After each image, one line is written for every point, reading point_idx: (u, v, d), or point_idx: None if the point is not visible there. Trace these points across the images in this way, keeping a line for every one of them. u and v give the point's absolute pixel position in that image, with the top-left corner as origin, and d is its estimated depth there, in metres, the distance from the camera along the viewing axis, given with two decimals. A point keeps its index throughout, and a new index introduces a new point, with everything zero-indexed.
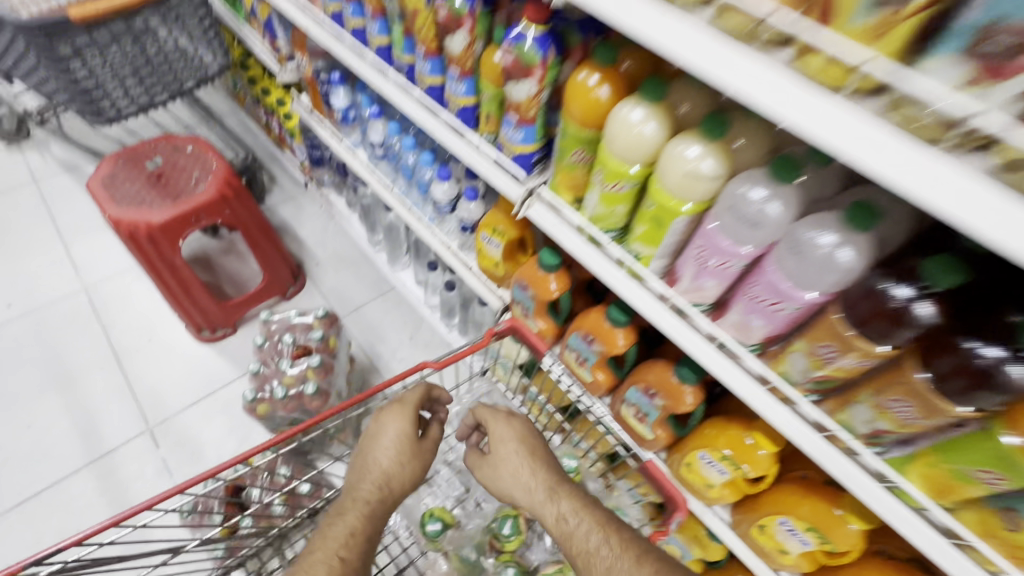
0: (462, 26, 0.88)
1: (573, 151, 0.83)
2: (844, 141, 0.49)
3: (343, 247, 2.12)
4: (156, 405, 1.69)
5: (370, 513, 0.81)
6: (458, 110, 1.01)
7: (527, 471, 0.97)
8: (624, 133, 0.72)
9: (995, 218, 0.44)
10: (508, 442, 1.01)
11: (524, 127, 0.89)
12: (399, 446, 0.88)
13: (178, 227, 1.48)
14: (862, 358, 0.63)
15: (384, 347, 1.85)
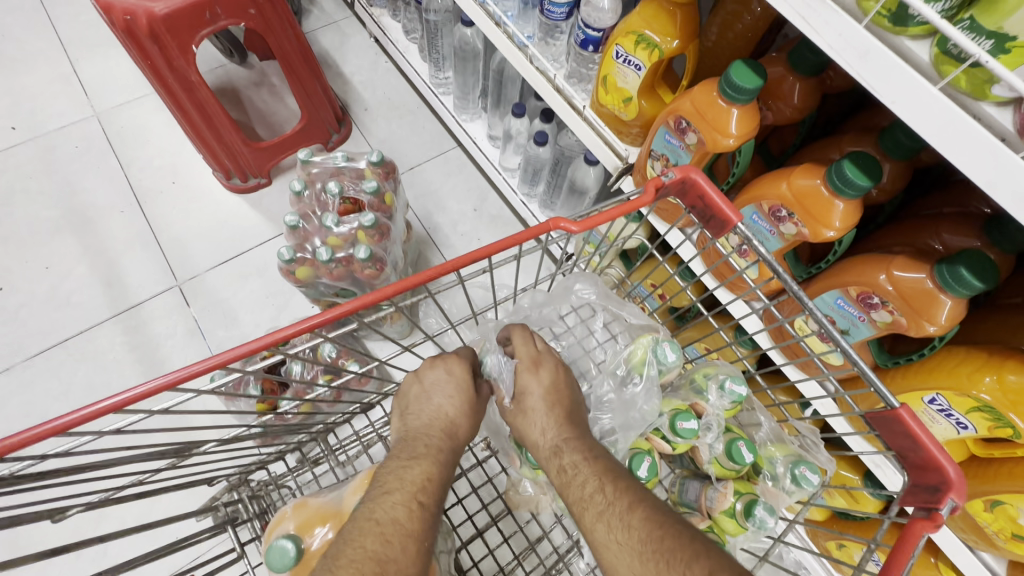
0: None
1: None
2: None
3: (396, 91, 1.71)
4: (184, 260, 1.46)
5: (446, 460, 0.58)
6: None
7: (541, 418, 0.63)
8: None
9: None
10: (528, 383, 0.65)
11: None
12: (460, 395, 0.64)
13: (188, 23, 1.12)
14: None
15: (444, 217, 1.53)
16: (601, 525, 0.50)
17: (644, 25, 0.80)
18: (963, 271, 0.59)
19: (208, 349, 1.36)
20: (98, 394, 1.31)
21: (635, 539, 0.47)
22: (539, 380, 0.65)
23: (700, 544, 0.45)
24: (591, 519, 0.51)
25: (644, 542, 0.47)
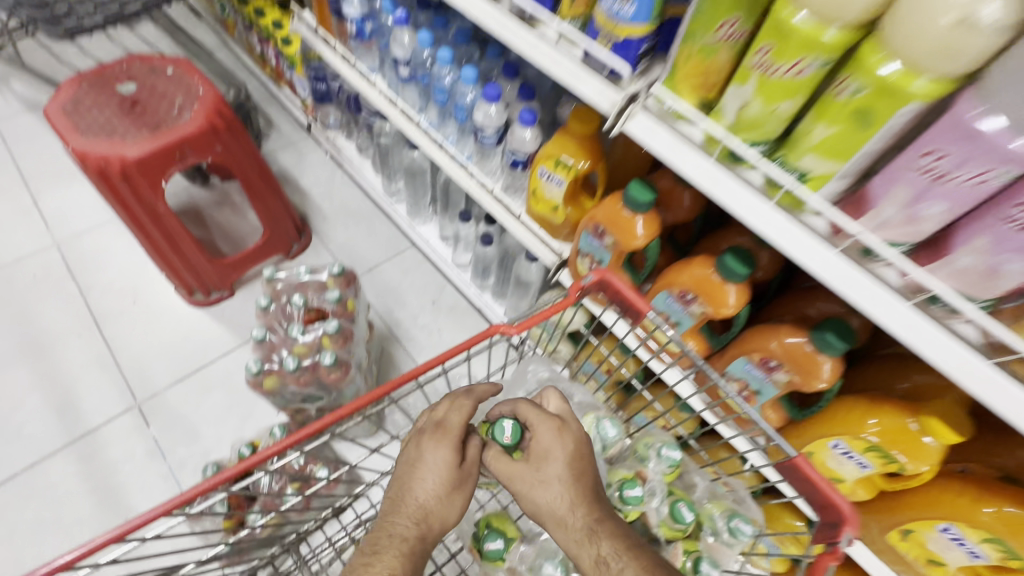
0: None
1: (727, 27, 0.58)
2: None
3: (352, 200, 1.85)
4: (143, 379, 1.46)
5: (411, 553, 0.62)
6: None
7: (570, 492, 0.65)
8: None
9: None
10: (552, 449, 0.67)
11: (641, 8, 0.63)
12: (444, 475, 0.66)
13: (158, 163, 1.22)
14: None
15: (404, 312, 1.62)
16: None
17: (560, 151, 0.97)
18: (829, 335, 0.72)
19: (169, 468, 1.34)
20: (46, 531, 1.25)
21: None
22: (562, 447, 0.67)
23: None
24: None
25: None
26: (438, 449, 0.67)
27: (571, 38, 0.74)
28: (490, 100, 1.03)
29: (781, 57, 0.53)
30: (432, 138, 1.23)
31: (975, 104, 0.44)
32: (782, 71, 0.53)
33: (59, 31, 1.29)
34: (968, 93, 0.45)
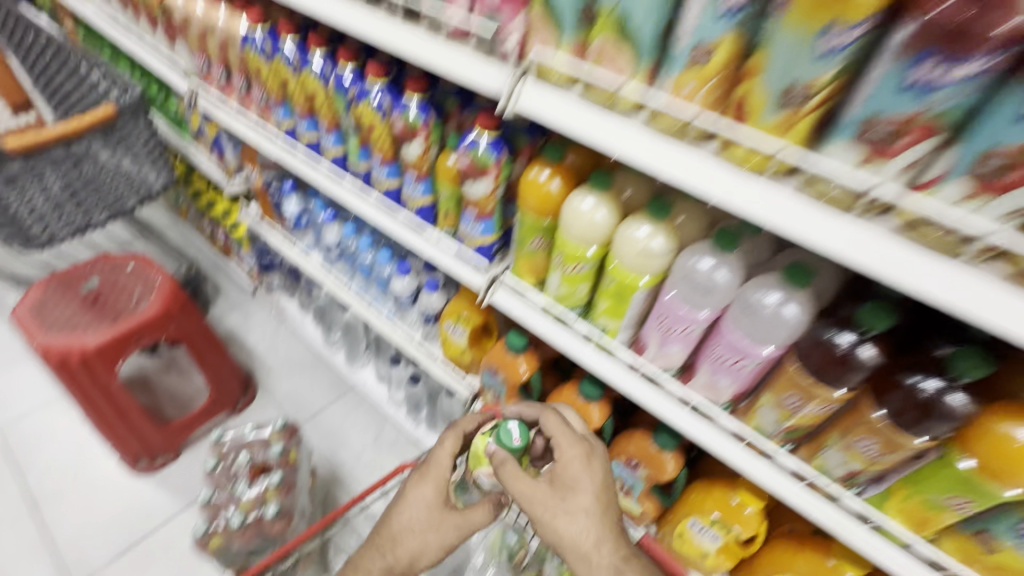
0: (424, 133, 0.93)
1: (538, 239, 0.88)
2: (772, 212, 0.52)
3: (297, 351, 2.01)
4: (80, 561, 1.46)
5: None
6: (411, 212, 1.07)
7: (595, 528, 0.74)
8: (588, 223, 0.77)
9: (926, 274, 0.46)
10: (579, 481, 0.76)
11: (485, 225, 0.93)
12: (426, 511, 0.84)
13: (115, 349, 1.39)
14: (830, 406, 0.67)
15: (348, 453, 1.74)
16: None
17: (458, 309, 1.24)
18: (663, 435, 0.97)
19: None
20: None
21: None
22: (592, 478, 0.77)
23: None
24: None
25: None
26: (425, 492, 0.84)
27: (446, 235, 1.04)
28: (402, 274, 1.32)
29: (568, 261, 0.83)
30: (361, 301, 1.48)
31: (668, 292, 0.75)
32: (570, 269, 0.83)
33: (32, 245, 1.51)
34: (664, 285, 0.75)
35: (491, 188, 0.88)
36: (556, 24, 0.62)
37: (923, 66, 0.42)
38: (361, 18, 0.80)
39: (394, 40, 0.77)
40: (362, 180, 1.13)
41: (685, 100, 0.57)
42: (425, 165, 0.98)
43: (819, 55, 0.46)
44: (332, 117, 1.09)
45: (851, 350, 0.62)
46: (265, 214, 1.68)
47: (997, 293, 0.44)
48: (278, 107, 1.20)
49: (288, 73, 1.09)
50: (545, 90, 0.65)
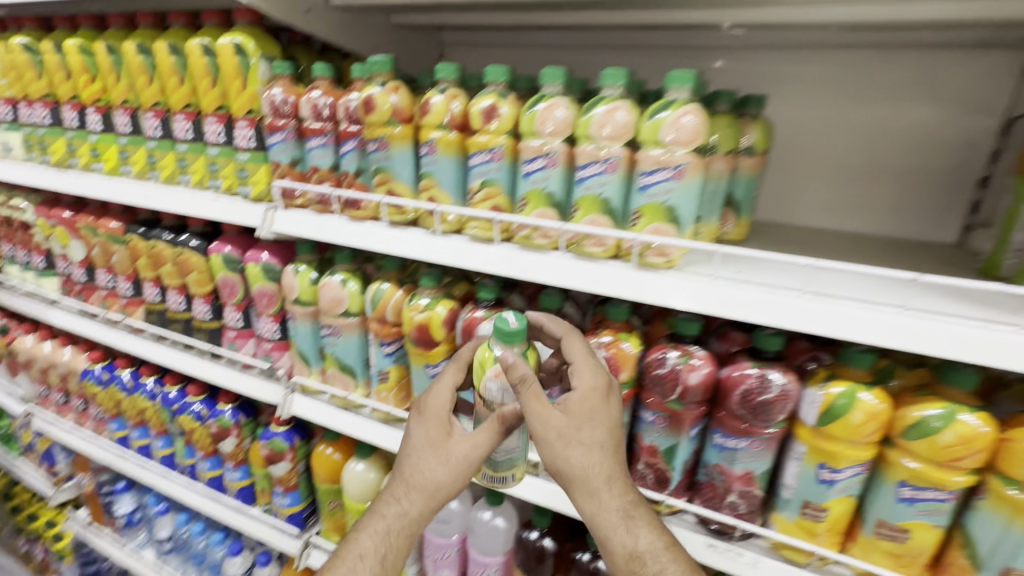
0: (280, 293, 1.11)
1: (391, 345, 0.99)
2: (552, 272, 0.76)
3: None
4: None
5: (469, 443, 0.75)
6: (291, 351, 1.14)
7: (652, 424, 0.72)
8: (422, 322, 0.91)
9: (658, 288, 0.70)
10: (639, 385, 0.71)
11: (342, 344, 1.04)
12: (553, 321, 0.77)
13: None
14: (657, 414, 0.79)
15: None
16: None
17: (322, 445, 1.23)
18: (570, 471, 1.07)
19: None
20: None
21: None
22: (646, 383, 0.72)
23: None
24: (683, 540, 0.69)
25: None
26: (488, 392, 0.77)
27: (317, 378, 1.13)
28: (264, 440, 1.26)
29: (428, 365, 0.94)
30: (229, 487, 1.38)
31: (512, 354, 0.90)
32: (435, 375, 0.95)
33: None
34: None
35: (349, 317, 1.02)
36: (393, 178, 0.86)
37: (588, 167, 0.72)
38: (224, 206, 1.02)
39: (250, 219, 1.00)
40: (228, 344, 1.22)
41: (467, 215, 0.82)
42: (295, 312, 1.08)
43: (527, 173, 0.77)
44: (206, 290, 1.21)
45: (658, 363, 0.77)
46: (122, 412, 1.53)
47: (691, 285, 0.69)
48: (151, 289, 1.30)
49: (162, 257, 1.23)
50: (383, 225, 0.89)
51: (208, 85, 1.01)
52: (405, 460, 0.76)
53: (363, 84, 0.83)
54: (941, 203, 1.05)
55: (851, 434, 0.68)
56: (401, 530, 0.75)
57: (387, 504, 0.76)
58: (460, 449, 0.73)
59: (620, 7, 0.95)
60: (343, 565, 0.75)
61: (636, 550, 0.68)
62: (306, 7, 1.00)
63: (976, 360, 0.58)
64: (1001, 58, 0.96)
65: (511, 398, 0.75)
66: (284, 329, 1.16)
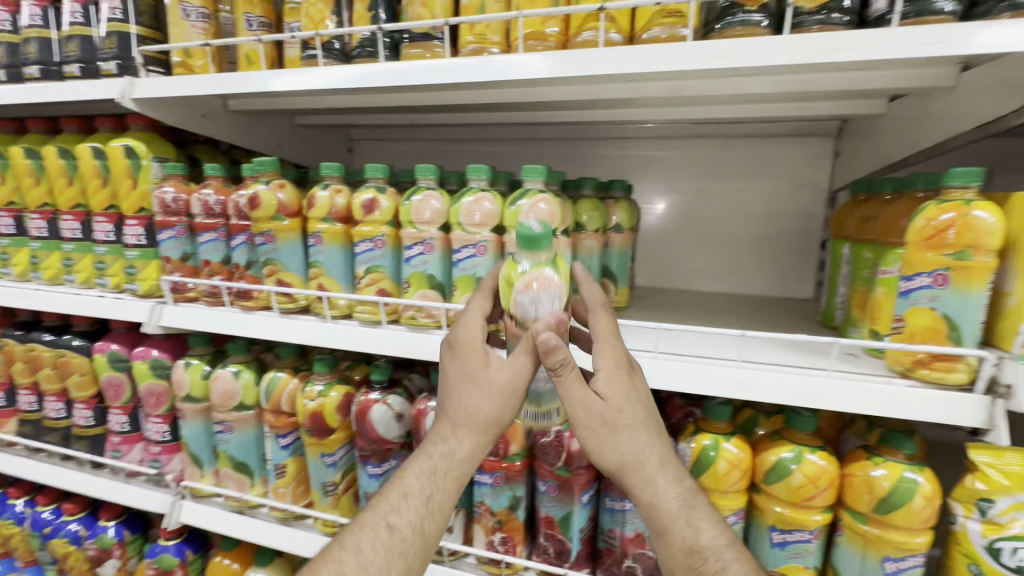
0: (171, 391, 1.06)
1: (288, 436, 0.96)
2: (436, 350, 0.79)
3: None
4: None
5: (447, 458, 0.62)
6: (182, 452, 1.07)
7: (656, 446, 0.60)
8: (315, 410, 0.90)
9: None
10: (629, 402, 0.59)
11: (235, 441, 0.99)
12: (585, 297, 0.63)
13: None
14: (549, 483, 0.81)
15: None
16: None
17: (217, 556, 1.13)
18: None
19: None
20: None
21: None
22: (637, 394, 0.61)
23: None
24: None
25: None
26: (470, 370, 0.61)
27: (210, 480, 1.05)
28: (150, 558, 1.13)
29: (325, 454, 0.92)
30: None
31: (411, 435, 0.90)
32: (332, 464, 0.92)
33: None
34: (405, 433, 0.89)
35: (243, 411, 0.98)
36: (281, 269, 0.88)
37: (462, 251, 0.79)
38: (109, 304, 0.99)
39: (137, 315, 0.98)
40: (110, 451, 1.12)
41: (356, 300, 0.85)
42: (185, 409, 1.03)
43: (408, 258, 0.82)
44: (89, 394, 1.13)
45: (544, 431, 0.79)
46: None
47: None
48: (27, 395, 1.19)
49: (40, 360, 1.15)
50: (273, 314, 0.89)
51: (98, 185, 1.02)
52: (450, 391, 0.62)
53: (250, 182, 0.88)
54: (793, 264, 1.21)
55: (721, 484, 0.72)
56: (450, 474, 0.62)
57: (433, 440, 0.63)
58: (502, 377, 0.59)
59: (497, 109, 1.08)
60: (384, 506, 0.62)
61: (696, 545, 0.59)
62: (202, 113, 1.04)
63: (802, 403, 0.66)
64: (817, 143, 1.15)
65: (545, 312, 0.58)
66: (175, 430, 1.09)
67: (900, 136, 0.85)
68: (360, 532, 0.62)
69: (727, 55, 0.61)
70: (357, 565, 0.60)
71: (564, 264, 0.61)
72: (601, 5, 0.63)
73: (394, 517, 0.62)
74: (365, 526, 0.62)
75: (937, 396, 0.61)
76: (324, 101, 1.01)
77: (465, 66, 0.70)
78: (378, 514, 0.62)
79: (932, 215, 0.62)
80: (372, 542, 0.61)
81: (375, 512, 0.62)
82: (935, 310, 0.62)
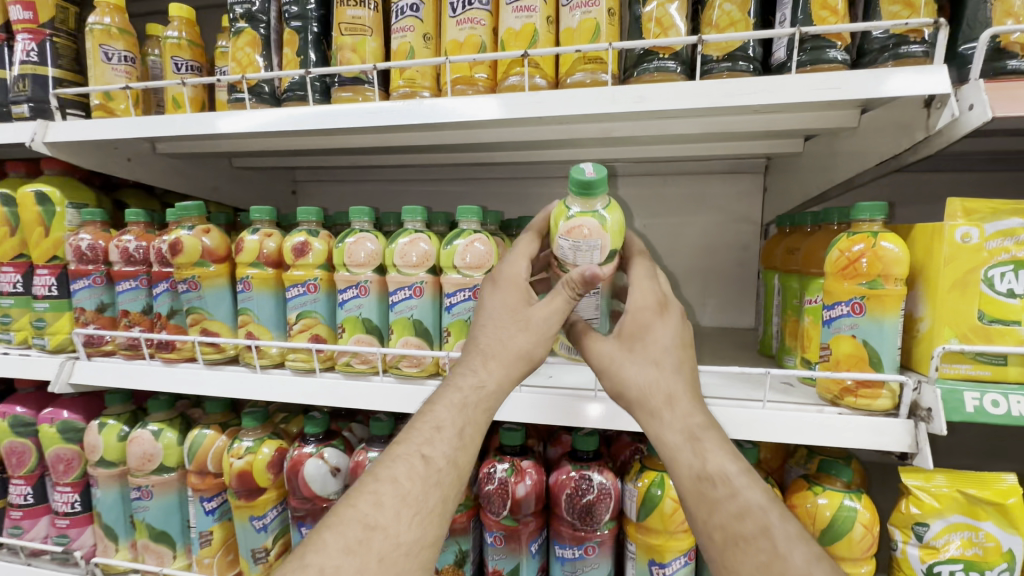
0: (83, 455, 0.96)
1: (214, 499, 0.89)
2: (371, 398, 0.75)
3: None
4: None
5: (464, 404, 0.57)
6: (94, 524, 0.96)
7: (667, 381, 0.59)
8: (242, 469, 0.83)
9: None
10: (650, 329, 0.61)
11: (155, 508, 0.90)
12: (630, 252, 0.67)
13: None
14: (496, 534, 0.77)
15: None
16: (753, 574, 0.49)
17: None
18: None
19: None
20: None
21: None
22: (667, 328, 0.61)
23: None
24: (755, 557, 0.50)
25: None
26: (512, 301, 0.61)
27: (125, 555, 0.95)
28: None
29: (254, 517, 0.84)
30: None
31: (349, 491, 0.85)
32: (262, 528, 0.85)
33: None
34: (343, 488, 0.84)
35: (164, 473, 0.90)
36: (206, 317, 0.83)
37: (397, 293, 0.77)
38: (12, 362, 0.91)
39: (44, 372, 0.90)
40: (7, 528, 0.98)
41: (287, 348, 0.81)
42: (98, 475, 0.93)
43: (342, 301, 0.79)
44: None
45: (488, 478, 0.76)
46: None
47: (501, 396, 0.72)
48: None
49: None
50: (197, 366, 0.83)
51: (4, 234, 0.93)
52: (485, 328, 0.61)
53: (174, 227, 0.84)
54: (733, 295, 1.24)
55: (668, 524, 0.71)
56: (484, 407, 0.58)
57: (462, 372, 0.59)
58: (544, 317, 0.59)
59: (438, 150, 1.09)
60: (416, 436, 0.56)
61: (706, 474, 0.54)
62: (127, 155, 0.99)
63: (741, 437, 0.66)
64: (747, 180, 1.21)
65: (585, 259, 0.60)
66: (88, 499, 0.98)
67: (818, 172, 0.90)
68: (394, 463, 0.54)
69: (646, 98, 0.64)
70: (395, 496, 0.52)
71: (614, 213, 0.62)
72: (524, 51, 0.65)
73: (428, 448, 0.55)
74: (399, 458, 0.54)
75: (865, 422, 0.62)
76: (257, 144, 0.99)
77: (394, 109, 0.70)
78: (412, 444, 0.55)
79: (844, 246, 0.65)
80: (409, 474, 0.54)
81: (408, 443, 0.55)
82: (856, 337, 0.65)
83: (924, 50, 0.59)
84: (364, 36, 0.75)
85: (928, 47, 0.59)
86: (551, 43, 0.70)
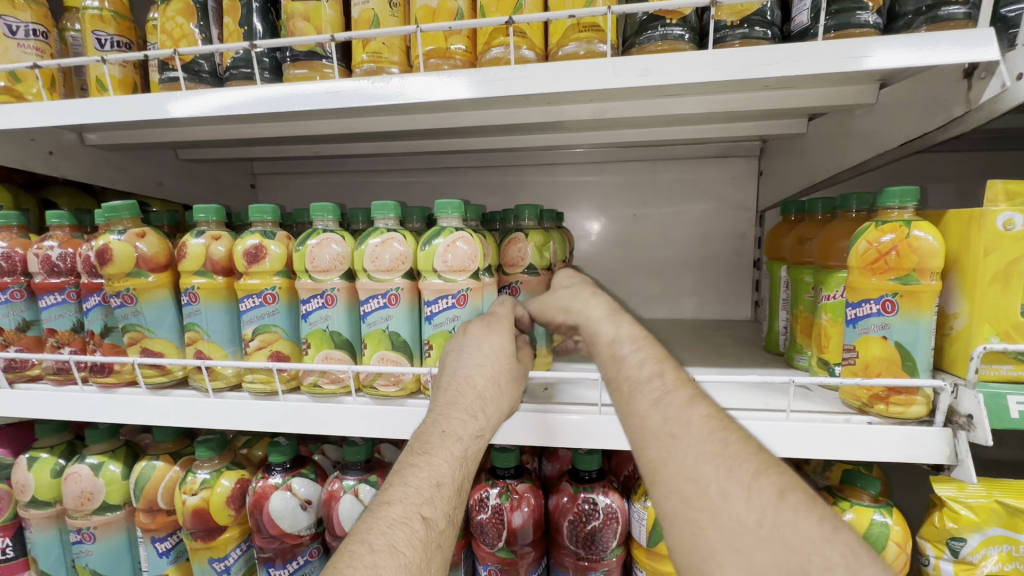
0: (13, 493, 0.84)
1: (166, 540, 0.78)
2: (344, 423, 0.65)
3: None
4: None
5: (463, 456, 0.52)
6: (30, 572, 0.84)
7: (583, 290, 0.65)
8: (197, 506, 0.73)
9: None
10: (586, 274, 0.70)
11: (99, 552, 0.79)
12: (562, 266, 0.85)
13: None
14: (490, 567, 0.69)
15: None
16: (655, 413, 0.49)
17: None
18: None
19: None
20: None
21: (694, 433, 0.47)
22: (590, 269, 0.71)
23: (764, 454, 0.46)
24: (694, 481, 0.44)
25: (706, 440, 0.46)
26: (499, 351, 0.61)
27: None
28: None
29: (214, 559, 0.74)
30: None
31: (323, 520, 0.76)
32: (225, 571, 0.75)
33: None
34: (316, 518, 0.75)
35: (109, 513, 0.79)
36: (147, 335, 0.72)
37: (369, 302, 0.67)
38: None
39: None
40: None
41: (243, 368, 0.70)
42: (30, 517, 0.81)
43: (305, 313, 0.69)
44: None
45: (480, 506, 0.68)
46: None
47: None
48: None
49: None
50: (139, 392, 0.72)
51: None
52: (473, 363, 0.58)
53: (102, 231, 0.72)
54: (728, 285, 1.19)
55: None
56: (476, 457, 0.53)
57: (455, 416, 0.54)
58: (523, 362, 0.64)
59: (409, 136, 0.98)
60: (413, 493, 0.46)
61: (614, 338, 0.57)
62: (49, 148, 0.85)
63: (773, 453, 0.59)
64: (743, 164, 1.14)
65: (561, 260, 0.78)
66: (21, 544, 0.85)
67: (825, 153, 0.84)
68: (390, 529, 0.43)
69: (652, 71, 0.55)
70: (399, 568, 0.40)
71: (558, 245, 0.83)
72: (509, 19, 0.55)
73: (429, 507, 0.46)
74: (395, 522, 0.43)
75: (901, 433, 0.55)
76: (201, 131, 0.87)
77: (357, 87, 0.59)
78: (409, 505, 0.45)
79: (871, 237, 0.58)
80: (410, 541, 0.43)
81: (403, 503, 0.45)
82: (886, 339, 0.58)
83: (966, 12, 0.52)
84: (318, 2, 0.64)
85: (971, 9, 0.52)
86: (539, 9, 0.61)
